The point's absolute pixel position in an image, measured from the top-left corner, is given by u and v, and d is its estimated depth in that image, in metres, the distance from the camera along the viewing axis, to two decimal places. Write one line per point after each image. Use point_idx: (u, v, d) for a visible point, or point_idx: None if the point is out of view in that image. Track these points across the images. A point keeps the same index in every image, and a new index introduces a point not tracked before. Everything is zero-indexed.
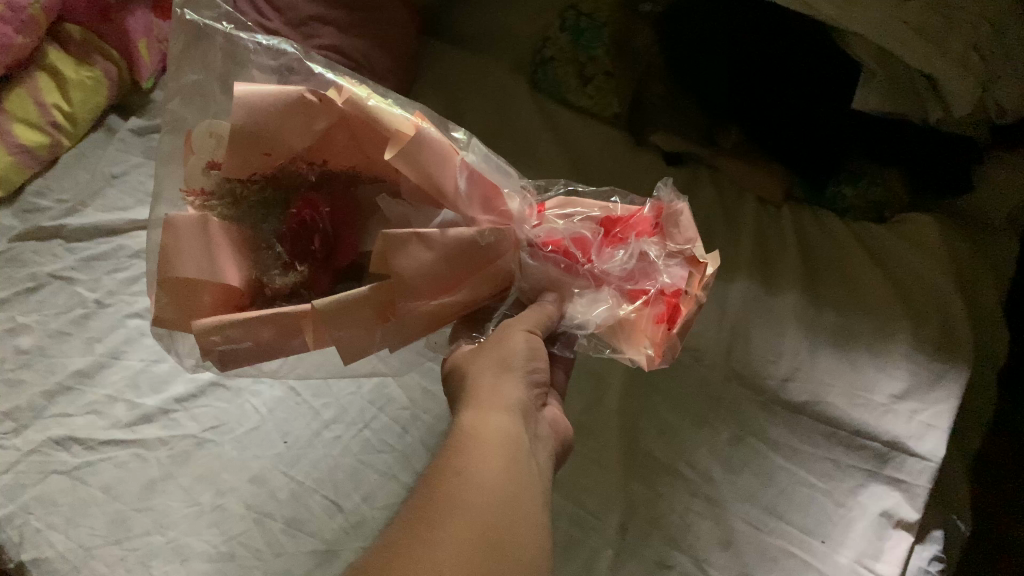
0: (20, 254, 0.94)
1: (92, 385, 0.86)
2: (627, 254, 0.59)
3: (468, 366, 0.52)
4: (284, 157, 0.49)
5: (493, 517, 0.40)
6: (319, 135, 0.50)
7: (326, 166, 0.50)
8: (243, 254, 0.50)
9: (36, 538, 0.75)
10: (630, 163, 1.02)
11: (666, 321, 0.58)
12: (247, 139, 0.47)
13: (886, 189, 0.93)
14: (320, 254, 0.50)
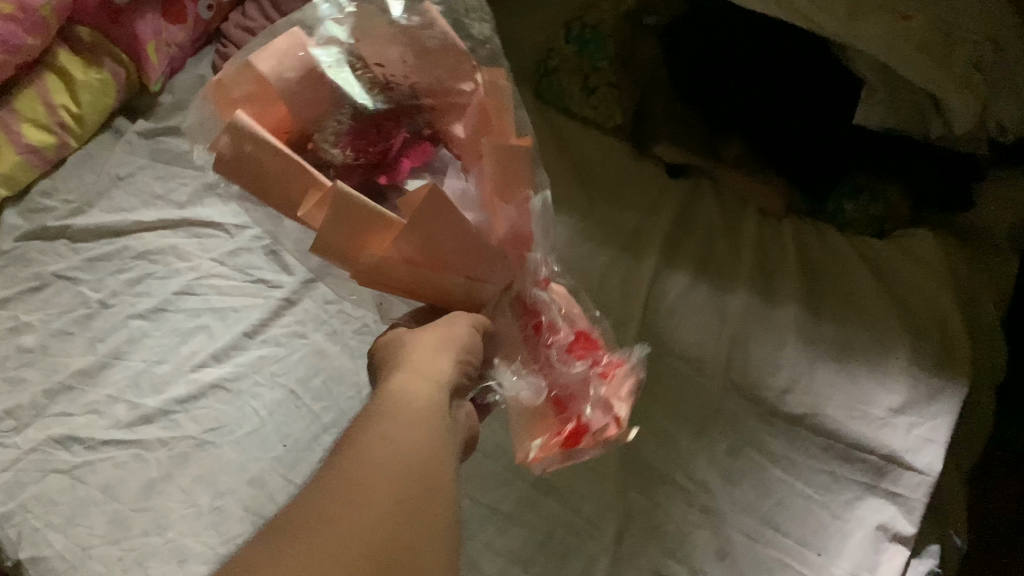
0: (25, 254, 0.95)
1: (93, 384, 0.86)
2: (581, 371, 0.56)
3: (406, 338, 0.50)
4: (406, 82, 0.50)
5: (409, 476, 0.39)
6: (451, 93, 0.51)
7: (431, 114, 0.52)
8: (315, 106, 0.48)
9: (34, 536, 0.76)
10: (629, 174, 1.02)
11: (562, 435, 0.56)
12: (420, 59, 0.50)
13: (886, 203, 0.94)
14: (366, 163, 0.49)
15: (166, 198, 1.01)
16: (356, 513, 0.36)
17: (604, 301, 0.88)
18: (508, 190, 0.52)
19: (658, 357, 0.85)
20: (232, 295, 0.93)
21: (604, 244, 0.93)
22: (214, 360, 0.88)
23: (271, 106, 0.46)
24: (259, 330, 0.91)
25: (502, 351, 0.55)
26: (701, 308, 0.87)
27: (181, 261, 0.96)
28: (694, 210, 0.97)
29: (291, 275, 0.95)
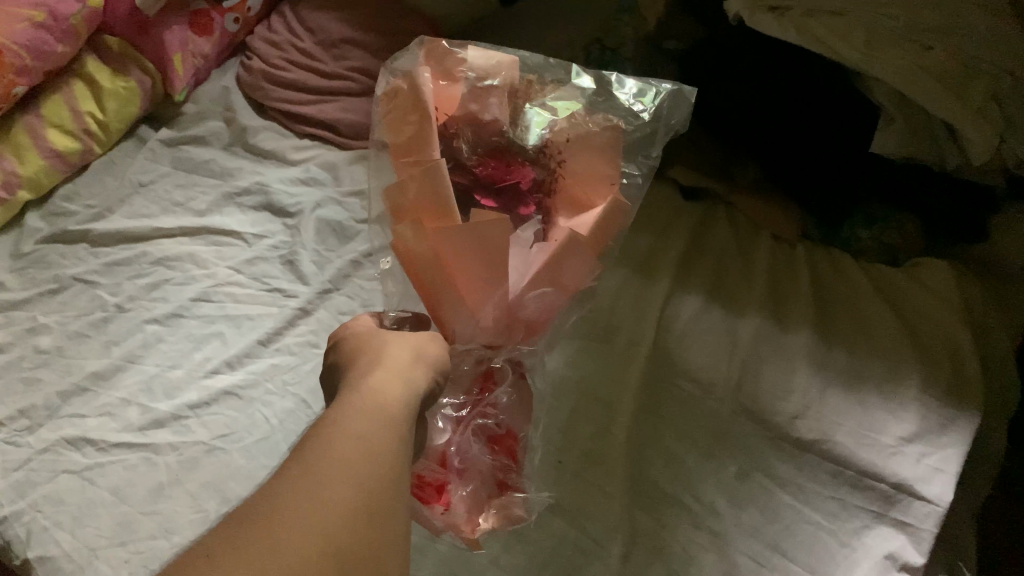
0: (45, 256, 0.97)
1: (107, 387, 0.87)
2: (485, 462, 0.66)
3: (389, 339, 0.58)
4: (559, 153, 0.70)
5: (372, 467, 0.45)
6: (576, 181, 0.70)
7: (552, 178, 0.70)
8: (485, 134, 0.70)
9: (42, 536, 0.76)
10: (645, 196, 1.01)
11: (433, 491, 0.64)
12: (585, 153, 0.70)
13: (900, 233, 0.94)
14: (479, 180, 0.70)
15: (186, 206, 1.02)
16: (325, 493, 0.42)
17: (618, 324, 0.89)
18: (552, 278, 0.65)
19: (668, 378, 0.85)
20: (247, 303, 0.94)
21: (616, 266, 0.94)
22: (227, 367, 0.89)
23: (456, 96, 0.70)
24: (273, 339, 0.91)
25: (451, 383, 0.67)
26: (711, 331, 0.87)
27: (198, 267, 0.97)
28: (708, 233, 0.98)
29: (306, 285, 0.96)
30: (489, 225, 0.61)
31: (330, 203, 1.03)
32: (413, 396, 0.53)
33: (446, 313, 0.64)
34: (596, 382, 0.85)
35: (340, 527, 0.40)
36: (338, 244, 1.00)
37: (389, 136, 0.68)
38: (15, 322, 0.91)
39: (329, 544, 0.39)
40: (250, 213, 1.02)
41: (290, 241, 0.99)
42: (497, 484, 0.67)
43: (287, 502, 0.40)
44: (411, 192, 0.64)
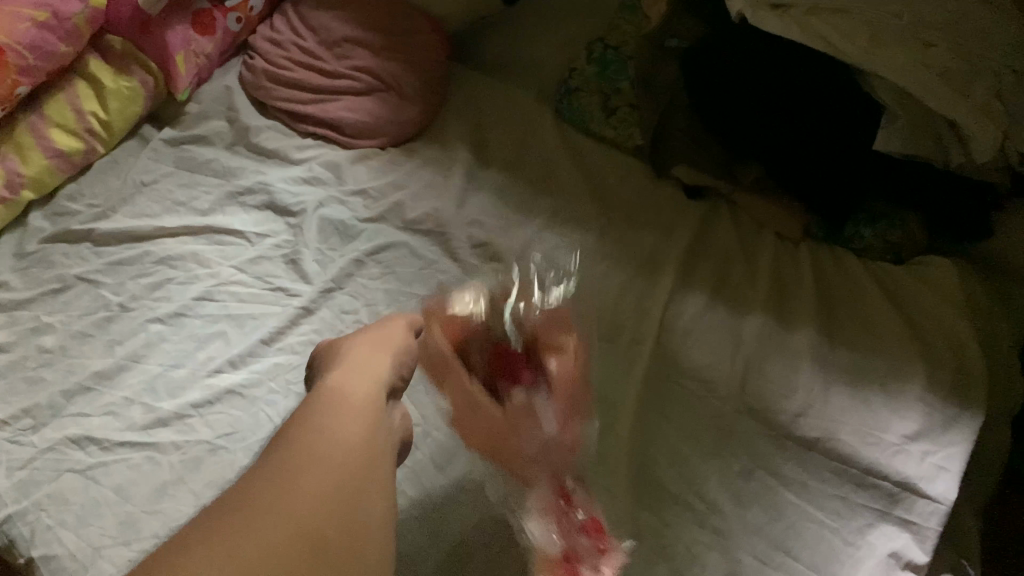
0: (49, 256, 0.97)
1: (110, 386, 0.87)
2: (578, 521, 0.73)
3: (354, 337, 0.68)
4: (528, 318, 0.76)
5: (347, 453, 0.52)
6: (551, 344, 0.74)
7: (528, 343, 0.75)
8: (470, 326, 0.75)
9: (47, 535, 0.77)
10: (648, 196, 1.01)
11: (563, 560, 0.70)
12: (544, 322, 0.76)
13: (904, 232, 0.93)
14: (476, 366, 0.75)
15: (189, 206, 1.02)
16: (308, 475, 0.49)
17: (621, 322, 0.89)
18: (551, 346, 0.74)
19: (672, 378, 0.85)
20: (251, 303, 0.94)
21: (618, 266, 0.94)
22: (230, 366, 0.89)
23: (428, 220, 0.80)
24: (275, 338, 0.91)
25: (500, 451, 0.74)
26: (714, 330, 0.87)
27: (201, 267, 0.97)
28: (711, 233, 0.97)
29: (309, 284, 0.95)
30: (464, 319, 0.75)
31: (332, 202, 1.02)
32: (366, 417, 0.56)
33: (469, 398, 0.73)
34: (597, 381, 0.85)
35: (310, 513, 0.46)
36: (341, 244, 0.99)
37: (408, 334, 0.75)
38: (20, 322, 0.91)
39: (300, 529, 0.45)
40: (254, 212, 1.02)
41: (293, 240, 0.99)
42: (590, 530, 0.73)
43: (262, 499, 0.47)
44: (428, 356, 0.74)
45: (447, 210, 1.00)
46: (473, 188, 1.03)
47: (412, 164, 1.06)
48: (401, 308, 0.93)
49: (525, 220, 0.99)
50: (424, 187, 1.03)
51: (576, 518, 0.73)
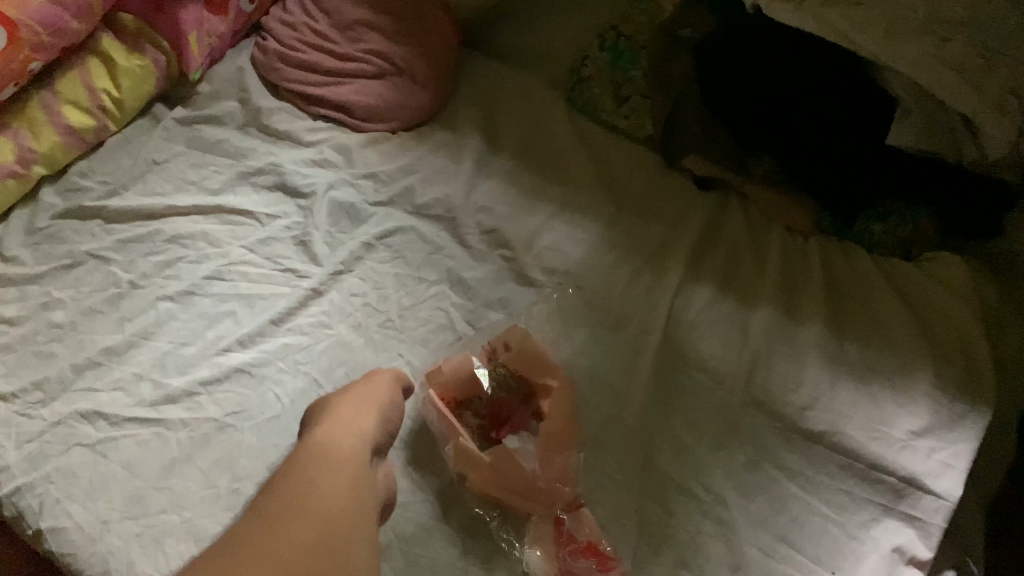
0: (60, 232, 0.97)
1: (120, 363, 0.87)
2: (575, 552, 0.73)
3: (339, 397, 0.75)
4: (522, 380, 0.83)
5: (336, 508, 0.62)
6: (544, 383, 0.82)
7: (522, 379, 0.83)
8: (467, 370, 0.83)
9: (55, 508, 0.77)
10: (658, 188, 1.01)
11: None
12: (533, 362, 0.83)
13: (914, 229, 0.93)
14: (484, 424, 0.82)
15: (200, 185, 1.02)
16: (286, 544, 0.58)
17: (629, 312, 0.89)
18: (540, 376, 0.82)
19: (679, 368, 0.85)
20: (260, 283, 0.94)
21: (627, 257, 0.94)
22: (239, 345, 0.89)
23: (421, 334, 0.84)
24: (285, 319, 0.91)
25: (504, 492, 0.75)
26: (722, 321, 0.87)
27: (211, 246, 0.97)
28: (721, 224, 0.97)
29: (319, 266, 0.95)
30: (466, 363, 0.83)
31: (343, 185, 1.02)
32: (357, 472, 0.66)
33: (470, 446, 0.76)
34: (604, 370, 0.86)
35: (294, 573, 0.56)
36: (351, 227, 0.99)
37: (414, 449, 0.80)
38: (31, 297, 0.92)
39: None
40: (265, 193, 1.02)
41: (304, 222, 0.99)
42: (585, 554, 0.73)
43: (246, 566, 0.56)
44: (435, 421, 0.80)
45: (458, 195, 1.00)
46: (484, 175, 1.03)
47: (423, 149, 1.06)
48: (410, 293, 0.93)
49: (535, 207, 0.99)
50: (435, 173, 1.03)
51: (573, 545, 0.74)
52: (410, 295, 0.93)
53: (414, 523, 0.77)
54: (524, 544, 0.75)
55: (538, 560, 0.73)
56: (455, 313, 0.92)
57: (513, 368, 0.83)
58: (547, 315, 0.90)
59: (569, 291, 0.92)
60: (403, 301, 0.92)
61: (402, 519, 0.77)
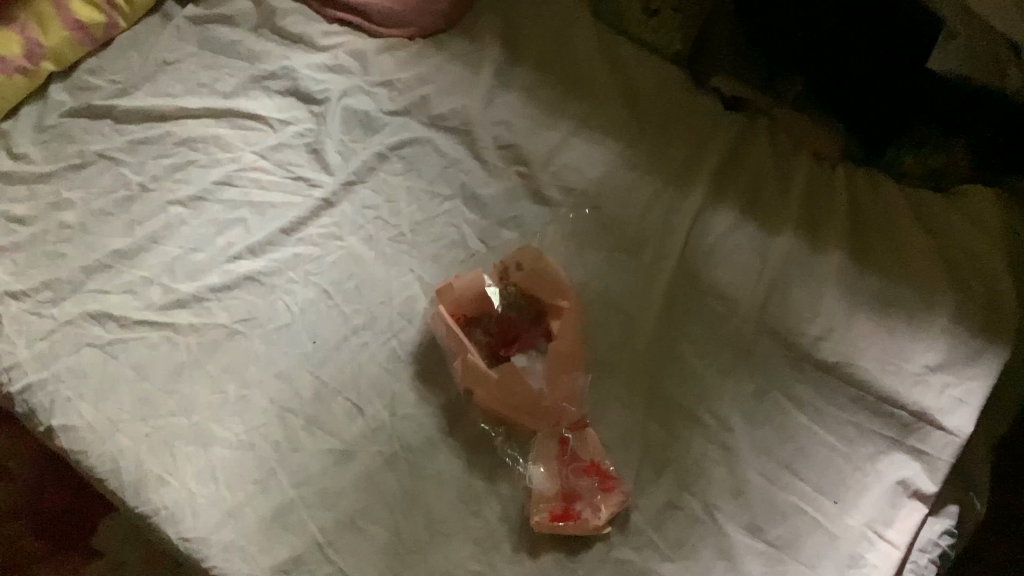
0: (70, 131, 0.96)
1: (130, 266, 0.87)
2: (578, 473, 0.74)
3: None
4: (533, 298, 0.82)
5: None
6: (555, 303, 0.81)
7: (532, 298, 0.83)
8: (479, 291, 0.82)
9: (66, 407, 0.78)
10: (684, 106, 0.97)
11: (561, 514, 0.71)
12: (544, 282, 0.82)
13: (947, 157, 0.90)
14: (493, 341, 0.81)
15: (212, 88, 1.00)
16: None
17: (646, 235, 0.87)
18: (552, 297, 0.82)
19: (694, 293, 0.84)
20: (272, 191, 0.93)
21: (647, 177, 0.91)
22: (250, 254, 0.88)
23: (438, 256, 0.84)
24: (296, 229, 0.90)
25: (510, 410, 0.76)
26: (741, 247, 0.85)
27: (223, 151, 0.95)
28: (746, 147, 0.94)
29: (331, 175, 0.93)
30: (479, 283, 0.82)
31: (358, 92, 1.00)
32: None
33: (478, 363, 0.76)
34: (618, 293, 0.84)
35: None
36: (364, 136, 0.97)
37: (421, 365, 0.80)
38: (41, 196, 0.91)
39: None
40: (278, 98, 0.99)
41: (317, 130, 0.97)
42: (588, 475, 0.74)
43: None
44: (446, 338, 0.80)
45: (476, 107, 0.97)
46: (503, 87, 1.00)
47: (442, 58, 1.02)
48: (423, 207, 0.91)
49: (555, 123, 0.96)
50: (453, 83, 1.00)
51: (577, 465, 0.75)
52: (423, 210, 0.91)
53: (420, 435, 0.77)
54: (528, 460, 0.75)
55: (541, 476, 0.73)
56: (468, 230, 0.90)
57: (524, 287, 0.83)
58: (561, 235, 0.89)
59: (585, 212, 0.90)
60: (416, 215, 0.91)
61: (408, 432, 0.77)
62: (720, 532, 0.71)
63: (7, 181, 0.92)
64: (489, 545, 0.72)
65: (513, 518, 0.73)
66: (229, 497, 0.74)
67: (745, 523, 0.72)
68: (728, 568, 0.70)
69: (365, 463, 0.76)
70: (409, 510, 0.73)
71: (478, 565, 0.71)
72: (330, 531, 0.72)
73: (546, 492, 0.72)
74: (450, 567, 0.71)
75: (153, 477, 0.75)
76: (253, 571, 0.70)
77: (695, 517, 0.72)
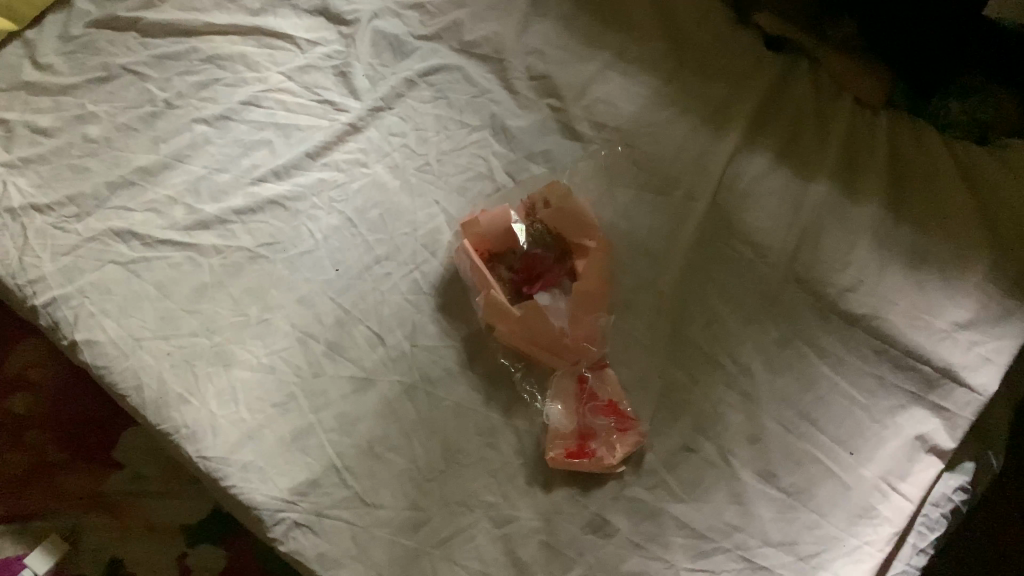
0: (94, 43, 0.95)
1: (154, 183, 0.87)
2: (595, 414, 0.74)
3: None
4: (560, 236, 0.82)
5: None
6: (582, 242, 0.81)
7: (558, 236, 0.82)
8: (505, 227, 0.81)
9: (90, 321, 0.79)
10: (725, 42, 0.94)
11: (576, 452, 0.72)
12: (572, 219, 0.81)
13: (995, 110, 0.87)
14: (518, 277, 0.80)
15: (240, 3, 0.97)
16: None
17: (678, 176, 0.86)
18: (579, 235, 0.81)
19: (723, 237, 0.82)
20: (298, 114, 0.91)
21: (683, 115, 0.89)
22: (274, 176, 0.87)
23: None
24: (321, 154, 0.89)
25: (530, 347, 0.76)
26: (776, 192, 0.84)
27: (249, 70, 0.93)
28: (788, 88, 0.91)
29: (358, 100, 0.92)
30: (505, 217, 0.81)
31: (388, 15, 0.97)
32: None
33: (501, 298, 0.76)
34: (647, 234, 0.83)
35: None
36: (393, 60, 0.94)
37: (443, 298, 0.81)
38: (65, 108, 0.91)
39: None
40: (307, 17, 0.97)
41: (345, 52, 0.95)
42: (605, 415, 0.74)
43: None
44: (470, 272, 0.79)
45: (509, 35, 0.94)
46: (538, 15, 0.97)
47: None
48: (451, 137, 0.90)
49: (590, 55, 0.94)
50: (486, 9, 0.97)
51: (594, 404, 0.75)
52: (450, 140, 0.89)
53: (440, 366, 0.77)
54: (546, 397, 0.76)
55: (559, 413, 0.74)
56: (495, 163, 0.88)
57: (551, 224, 0.81)
58: (591, 171, 0.87)
59: (617, 149, 0.88)
60: (443, 145, 0.89)
61: (429, 363, 0.77)
62: (733, 477, 0.72)
63: (32, 92, 0.92)
64: (504, 477, 0.72)
65: (528, 452, 0.73)
66: (249, 418, 0.75)
67: (760, 469, 0.72)
68: (739, 512, 0.70)
69: (384, 391, 0.76)
70: (425, 439, 0.74)
71: (492, 496, 0.72)
72: (347, 456, 0.73)
73: (562, 429, 0.73)
74: (464, 497, 0.72)
75: (175, 395, 0.75)
76: (271, 490, 0.71)
77: (709, 461, 0.72)
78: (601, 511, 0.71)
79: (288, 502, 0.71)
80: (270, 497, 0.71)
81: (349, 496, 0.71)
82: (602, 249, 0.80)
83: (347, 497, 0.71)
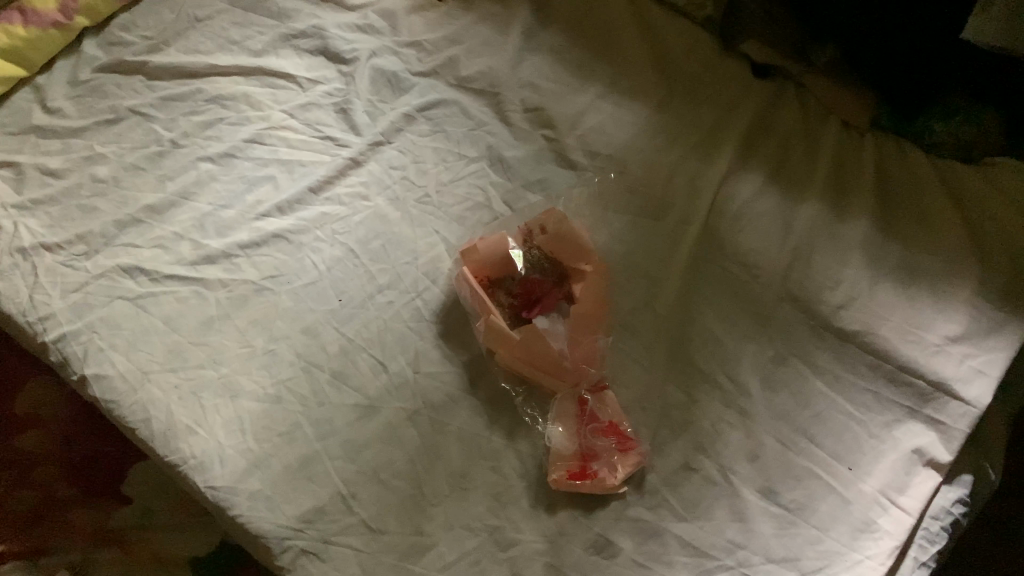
0: (103, 86, 0.98)
1: (161, 221, 0.89)
2: (596, 437, 0.75)
3: None
4: (557, 261, 0.83)
5: None
6: (579, 266, 0.83)
7: (556, 260, 0.83)
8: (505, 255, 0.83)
9: (99, 356, 0.80)
10: (713, 70, 0.96)
11: (580, 474, 0.73)
12: (568, 243, 0.83)
13: (980, 130, 0.87)
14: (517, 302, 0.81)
15: (242, 45, 1.00)
16: None
17: (671, 201, 0.88)
18: (575, 258, 0.83)
19: (717, 259, 0.84)
20: (300, 150, 0.94)
21: (676, 142, 0.91)
22: (278, 211, 0.90)
23: None
24: (323, 188, 0.91)
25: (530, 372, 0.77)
26: (767, 214, 0.86)
27: (252, 109, 0.96)
28: (775, 114, 0.93)
29: (359, 135, 0.94)
30: (501, 242, 0.83)
31: (386, 52, 1.00)
32: None
33: (500, 325, 0.77)
34: (641, 257, 0.85)
35: None
36: (392, 96, 0.97)
37: (445, 326, 0.82)
38: (73, 151, 0.93)
39: None
40: (307, 57, 1.00)
41: (345, 89, 0.98)
42: (605, 435, 0.75)
43: None
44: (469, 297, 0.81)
45: (503, 69, 0.97)
46: (531, 50, 1.00)
47: (469, 19, 1.02)
48: (449, 169, 0.92)
49: (583, 86, 0.96)
50: (481, 45, 1.00)
51: (595, 424, 0.76)
52: (448, 171, 0.92)
53: (442, 392, 0.78)
54: (547, 419, 0.77)
55: (560, 435, 0.75)
56: (492, 193, 0.90)
57: (548, 248, 0.83)
58: (585, 198, 0.89)
59: (611, 176, 0.90)
60: (442, 176, 0.91)
61: (431, 389, 0.79)
62: (734, 495, 0.72)
63: (41, 135, 0.95)
64: (508, 500, 0.73)
65: (531, 474, 0.74)
66: (257, 447, 0.76)
67: (760, 486, 0.73)
68: (741, 529, 0.71)
69: (387, 418, 0.77)
70: (429, 464, 0.75)
71: (496, 519, 0.73)
72: (353, 483, 0.74)
73: (564, 451, 0.74)
74: (468, 520, 0.72)
75: (183, 427, 0.77)
76: (278, 519, 0.72)
77: (710, 479, 0.73)
78: (604, 531, 0.72)
79: (296, 531, 0.72)
80: (277, 525, 0.72)
81: (355, 522, 0.72)
82: (597, 273, 0.82)
83: (352, 523, 0.72)
